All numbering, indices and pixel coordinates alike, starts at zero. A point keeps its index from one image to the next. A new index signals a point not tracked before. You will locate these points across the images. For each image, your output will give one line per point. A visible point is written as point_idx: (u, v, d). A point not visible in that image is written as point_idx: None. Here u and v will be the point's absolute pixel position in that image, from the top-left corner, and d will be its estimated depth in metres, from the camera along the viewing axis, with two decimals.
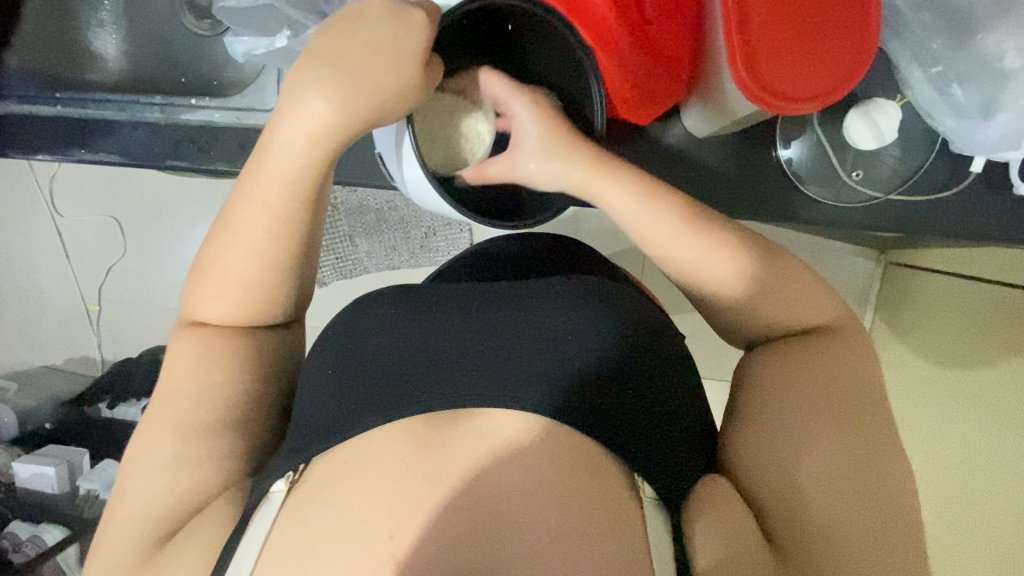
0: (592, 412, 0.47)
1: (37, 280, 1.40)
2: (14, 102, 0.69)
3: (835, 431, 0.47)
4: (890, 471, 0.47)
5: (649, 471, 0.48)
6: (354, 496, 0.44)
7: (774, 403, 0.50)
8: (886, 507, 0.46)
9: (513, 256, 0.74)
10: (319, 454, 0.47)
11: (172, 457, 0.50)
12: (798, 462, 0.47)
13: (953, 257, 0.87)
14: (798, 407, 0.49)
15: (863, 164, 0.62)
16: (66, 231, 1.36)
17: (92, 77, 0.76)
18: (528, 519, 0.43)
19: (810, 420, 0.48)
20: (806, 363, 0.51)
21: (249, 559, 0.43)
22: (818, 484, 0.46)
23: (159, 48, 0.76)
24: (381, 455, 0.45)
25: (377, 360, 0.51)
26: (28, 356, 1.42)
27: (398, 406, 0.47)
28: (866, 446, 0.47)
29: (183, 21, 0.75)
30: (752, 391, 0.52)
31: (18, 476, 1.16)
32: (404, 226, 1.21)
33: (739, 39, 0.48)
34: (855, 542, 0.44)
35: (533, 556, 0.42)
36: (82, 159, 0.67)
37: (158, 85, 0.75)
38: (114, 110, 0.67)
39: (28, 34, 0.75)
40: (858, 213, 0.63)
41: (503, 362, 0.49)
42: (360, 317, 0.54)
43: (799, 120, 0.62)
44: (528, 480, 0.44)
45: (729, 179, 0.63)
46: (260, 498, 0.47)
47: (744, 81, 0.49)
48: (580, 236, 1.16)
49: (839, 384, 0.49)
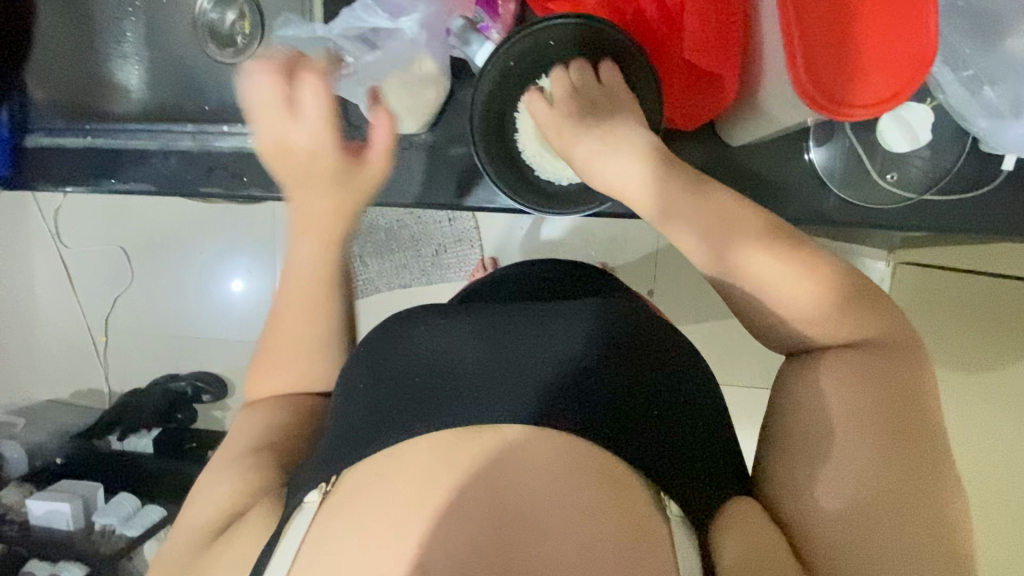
0: (617, 427, 0.48)
1: (42, 314, 1.38)
2: (42, 133, 0.69)
3: (873, 443, 0.45)
4: (936, 488, 0.45)
5: (674, 489, 0.47)
6: (381, 506, 0.43)
7: (808, 411, 0.49)
8: (925, 515, 0.44)
9: (532, 274, 0.75)
10: (349, 468, 0.47)
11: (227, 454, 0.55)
12: (825, 472, 0.46)
13: (954, 254, 0.92)
14: (833, 413, 0.47)
15: (893, 167, 0.64)
16: (72, 263, 1.35)
17: (115, 108, 0.76)
18: (552, 529, 0.43)
19: (845, 428, 0.46)
20: (850, 368, 0.48)
21: (283, 566, 0.43)
22: (847, 493, 0.45)
23: (179, 78, 0.76)
24: (412, 470, 0.45)
25: (408, 375, 0.50)
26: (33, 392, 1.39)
27: (425, 424, 0.47)
28: (911, 461, 0.45)
29: (206, 50, 0.75)
30: (785, 401, 0.51)
31: (31, 514, 1.14)
32: (415, 245, 1.23)
33: (800, 50, 0.49)
34: (884, 549, 0.44)
35: (560, 558, 0.42)
36: (112, 189, 0.67)
37: (179, 113, 0.75)
38: (146, 140, 0.67)
39: (55, 71, 0.76)
40: (892, 213, 0.63)
41: (531, 378, 0.48)
42: (386, 335, 0.53)
43: (831, 125, 0.63)
44: (562, 495, 0.44)
45: (765, 184, 0.63)
46: (294, 508, 0.47)
47: (807, 90, 0.50)
48: (594, 248, 1.19)
49: (882, 388, 0.47)
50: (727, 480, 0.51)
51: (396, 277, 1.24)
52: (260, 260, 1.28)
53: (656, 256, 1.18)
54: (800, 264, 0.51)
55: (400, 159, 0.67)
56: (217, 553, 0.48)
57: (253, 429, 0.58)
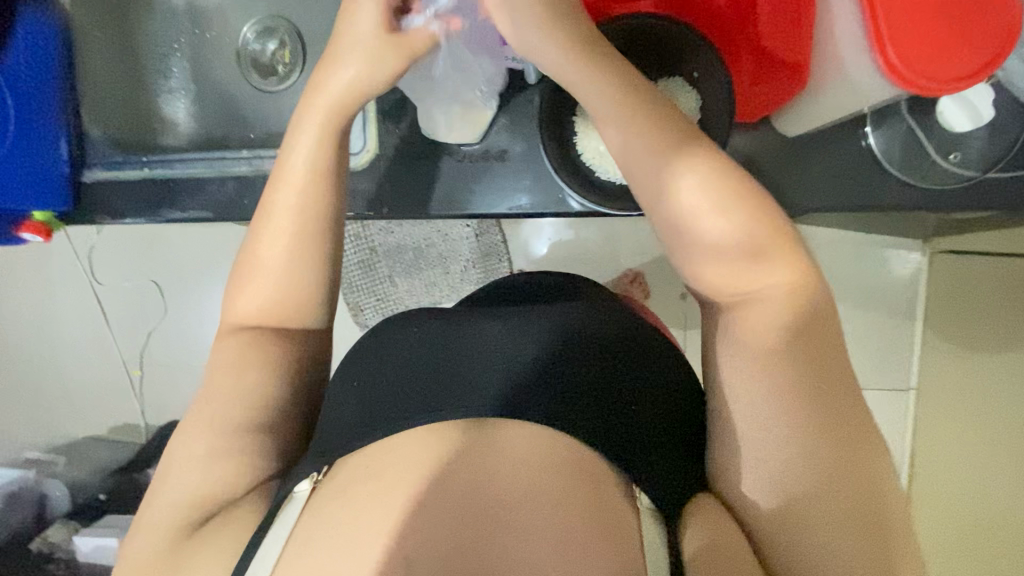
0: (603, 426, 0.48)
1: (78, 348, 1.38)
2: (100, 168, 0.72)
3: (808, 430, 0.46)
4: (862, 458, 0.47)
5: (646, 481, 0.47)
6: (368, 494, 0.43)
7: (738, 401, 0.49)
8: (854, 491, 0.46)
9: (515, 275, 0.74)
10: (342, 457, 0.47)
11: (205, 450, 0.50)
12: (766, 459, 0.47)
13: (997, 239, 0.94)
14: (763, 404, 0.47)
15: (957, 146, 0.61)
16: (105, 299, 1.36)
17: (165, 141, 0.79)
18: (520, 523, 0.42)
19: (775, 419, 0.47)
20: (770, 352, 0.48)
21: (273, 553, 0.42)
22: (786, 479, 0.47)
23: (226, 110, 0.78)
24: (395, 466, 0.44)
25: (398, 370, 0.50)
26: (73, 431, 1.39)
27: (412, 418, 0.46)
28: (849, 454, 0.47)
29: (248, 79, 0.77)
30: (717, 388, 0.51)
31: (80, 551, 1.17)
32: (444, 262, 1.23)
33: (882, 37, 0.50)
34: (819, 530, 0.46)
35: (526, 556, 0.41)
36: (172, 219, 0.69)
37: (226, 141, 0.77)
38: (202, 167, 0.68)
39: (115, 109, 0.79)
40: (950, 194, 0.62)
41: (521, 375, 0.48)
42: (384, 329, 0.53)
43: (888, 109, 0.61)
44: (538, 494, 0.43)
45: (817, 172, 0.63)
46: (284, 498, 0.46)
47: (902, 76, 0.50)
48: (624, 253, 1.20)
49: (803, 369, 0.47)
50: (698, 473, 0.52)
51: (426, 295, 1.24)
52: None
53: None
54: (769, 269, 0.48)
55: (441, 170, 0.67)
56: (198, 549, 0.46)
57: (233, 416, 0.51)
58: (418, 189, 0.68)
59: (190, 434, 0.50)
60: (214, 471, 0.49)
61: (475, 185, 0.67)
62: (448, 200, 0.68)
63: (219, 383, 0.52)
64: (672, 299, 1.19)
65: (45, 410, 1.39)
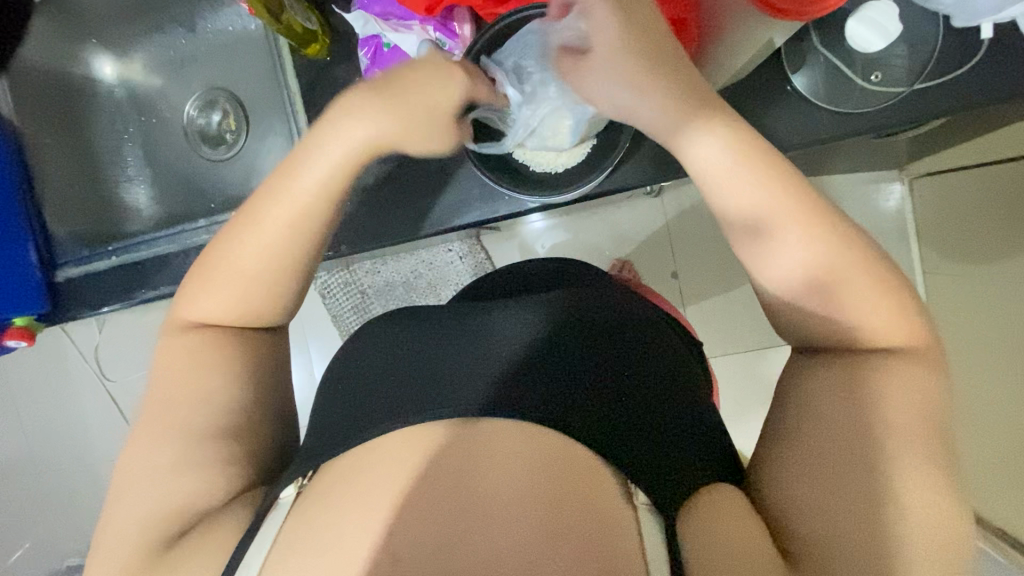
0: (598, 422, 0.46)
1: (88, 450, 1.34)
2: (72, 266, 0.76)
3: (900, 459, 0.40)
4: (935, 502, 0.40)
5: (644, 479, 0.45)
6: (356, 494, 0.41)
7: (834, 407, 0.43)
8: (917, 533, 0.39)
9: (486, 280, 0.74)
10: (328, 460, 0.45)
11: (154, 481, 0.47)
12: (836, 474, 0.41)
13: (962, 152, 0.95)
14: (864, 417, 0.42)
15: (876, 67, 0.60)
16: (119, 396, 1.33)
17: (131, 227, 0.86)
18: (512, 510, 0.40)
19: (871, 435, 0.41)
20: (895, 379, 0.43)
21: (258, 556, 0.40)
22: (853, 505, 0.40)
23: (183, 187, 0.87)
24: (385, 461, 0.42)
25: (384, 375, 0.49)
26: (83, 533, 1.34)
27: (394, 418, 0.45)
28: (922, 478, 0.40)
29: (201, 152, 0.87)
30: (793, 395, 0.46)
31: None
32: (434, 290, 1.23)
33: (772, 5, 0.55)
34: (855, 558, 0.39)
35: (519, 553, 0.39)
36: (145, 298, 0.73)
37: (192, 216, 0.85)
38: (167, 244, 0.74)
39: (79, 212, 0.83)
40: (885, 114, 0.62)
41: (506, 373, 0.47)
42: (400, 327, 0.52)
43: (801, 50, 0.62)
44: (524, 476, 0.41)
45: (754, 120, 0.64)
46: (269, 505, 0.44)
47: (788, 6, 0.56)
48: (607, 245, 1.20)
49: (916, 405, 0.42)
50: (701, 445, 0.50)
51: None
52: (292, 351, 1.29)
53: (668, 228, 1.18)
54: (883, 278, 0.45)
55: (395, 195, 0.68)
56: None
57: (248, 452, 0.50)
58: (379, 219, 0.69)
59: (147, 465, 0.47)
60: (164, 509, 0.46)
61: (430, 198, 0.68)
62: (402, 216, 0.69)
63: (154, 426, 0.48)
64: (663, 280, 1.19)
65: (58, 516, 1.34)
